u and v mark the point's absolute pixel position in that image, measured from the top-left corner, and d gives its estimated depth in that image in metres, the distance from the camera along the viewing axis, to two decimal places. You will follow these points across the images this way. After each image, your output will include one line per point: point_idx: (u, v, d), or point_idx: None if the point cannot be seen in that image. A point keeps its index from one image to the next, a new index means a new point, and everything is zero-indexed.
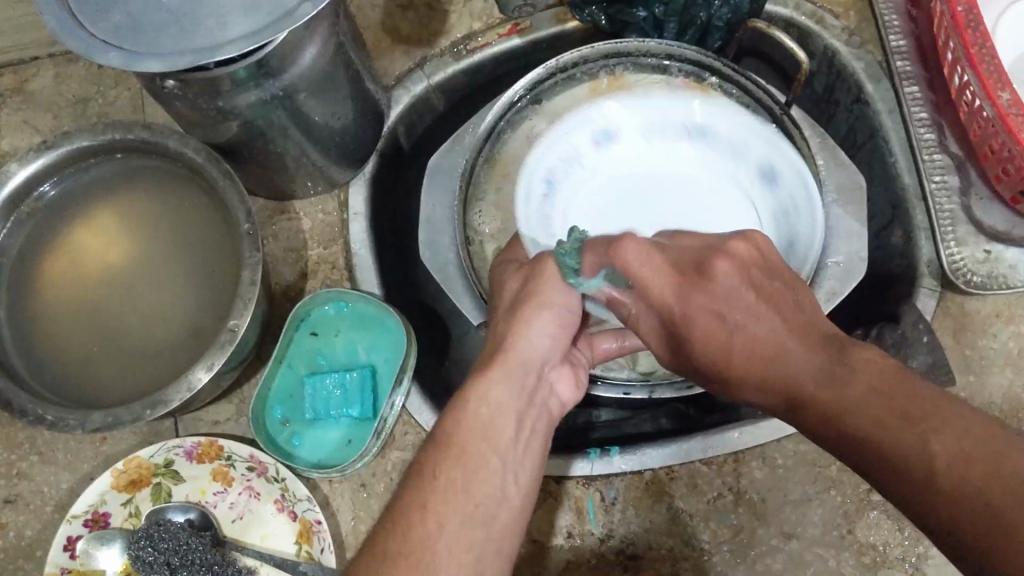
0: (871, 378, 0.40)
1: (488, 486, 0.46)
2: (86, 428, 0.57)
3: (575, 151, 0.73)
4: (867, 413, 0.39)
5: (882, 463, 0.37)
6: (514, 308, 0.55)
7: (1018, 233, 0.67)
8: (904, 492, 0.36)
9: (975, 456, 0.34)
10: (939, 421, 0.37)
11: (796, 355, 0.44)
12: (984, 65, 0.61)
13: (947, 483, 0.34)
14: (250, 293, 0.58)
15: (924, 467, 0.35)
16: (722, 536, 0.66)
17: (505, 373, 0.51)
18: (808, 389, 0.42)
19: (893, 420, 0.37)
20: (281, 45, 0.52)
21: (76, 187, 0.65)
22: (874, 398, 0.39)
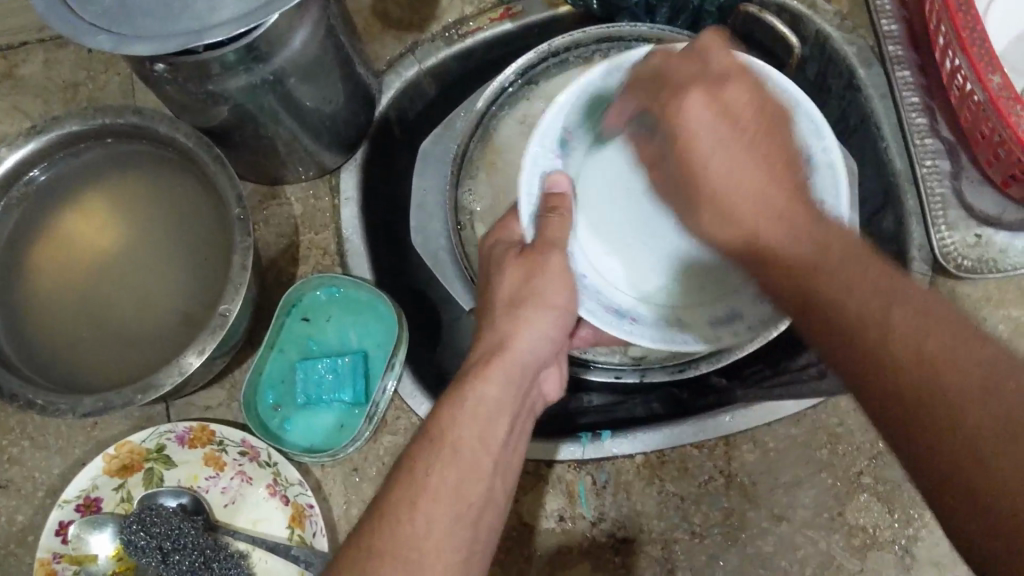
0: (847, 251, 0.44)
1: (476, 486, 0.47)
2: (77, 413, 0.57)
3: (603, 101, 0.61)
4: (835, 278, 0.42)
5: (832, 324, 0.42)
6: (510, 305, 0.55)
7: (1008, 217, 0.67)
8: (860, 364, 0.40)
9: (937, 337, 0.38)
10: (890, 291, 0.41)
11: (781, 211, 0.46)
12: (974, 49, 0.60)
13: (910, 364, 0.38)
14: (241, 278, 0.58)
15: (874, 331, 0.39)
16: (713, 519, 0.66)
17: (503, 369, 0.51)
18: (780, 236, 0.46)
19: (859, 290, 0.41)
20: (271, 29, 0.51)
21: (66, 171, 0.65)
22: (856, 285, 0.42)
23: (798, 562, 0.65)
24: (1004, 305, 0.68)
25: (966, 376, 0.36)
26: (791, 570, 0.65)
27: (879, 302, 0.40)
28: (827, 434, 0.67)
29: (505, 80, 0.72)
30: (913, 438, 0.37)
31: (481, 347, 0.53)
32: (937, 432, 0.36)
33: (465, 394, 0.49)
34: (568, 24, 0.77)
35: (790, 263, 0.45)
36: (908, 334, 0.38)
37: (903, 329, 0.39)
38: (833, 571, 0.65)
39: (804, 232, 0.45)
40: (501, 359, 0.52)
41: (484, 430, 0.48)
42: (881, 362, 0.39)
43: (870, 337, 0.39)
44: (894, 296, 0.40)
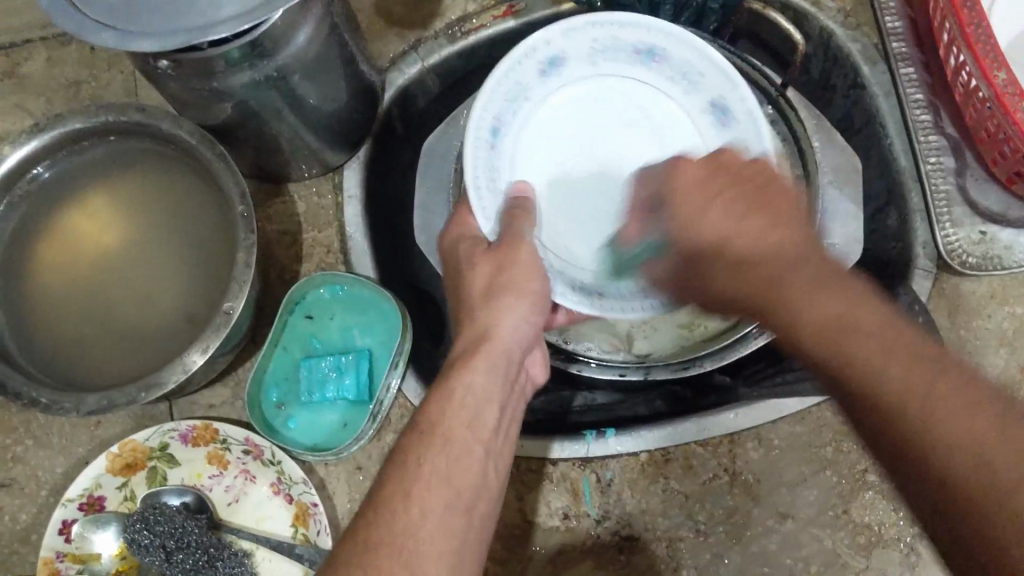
0: (870, 307, 0.43)
1: (467, 475, 0.46)
2: (81, 411, 0.57)
3: (517, 87, 0.65)
4: (867, 339, 0.41)
5: (857, 383, 0.41)
6: (485, 296, 0.55)
7: (1013, 213, 0.67)
8: (901, 437, 0.39)
9: (977, 417, 0.37)
10: (915, 350, 0.40)
11: (806, 266, 0.46)
12: (979, 44, 0.60)
13: (950, 438, 0.37)
14: (245, 276, 0.58)
15: (911, 401, 0.38)
16: (717, 517, 0.66)
17: (488, 360, 0.51)
18: (802, 295, 0.45)
19: (895, 359, 0.40)
20: (275, 25, 0.51)
21: (68, 169, 0.65)
22: (868, 338, 0.41)
23: (802, 560, 0.65)
24: (1009, 302, 0.68)
25: (999, 442, 0.36)
26: (796, 568, 0.65)
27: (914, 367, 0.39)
28: (832, 432, 0.67)
29: None
30: (927, 490, 0.38)
31: (466, 339, 0.53)
32: (966, 492, 0.36)
33: (450, 385, 0.49)
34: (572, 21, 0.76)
35: (817, 323, 0.43)
36: (939, 414, 0.38)
37: (942, 402, 0.38)
38: (837, 569, 0.65)
39: (829, 293, 0.44)
40: (485, 350, 0.52)
41: (488, 426, 0.48)
42: (914, 440, 0.38)
43: (908, 406, 0.38)
44: (928, 367, 0.39)
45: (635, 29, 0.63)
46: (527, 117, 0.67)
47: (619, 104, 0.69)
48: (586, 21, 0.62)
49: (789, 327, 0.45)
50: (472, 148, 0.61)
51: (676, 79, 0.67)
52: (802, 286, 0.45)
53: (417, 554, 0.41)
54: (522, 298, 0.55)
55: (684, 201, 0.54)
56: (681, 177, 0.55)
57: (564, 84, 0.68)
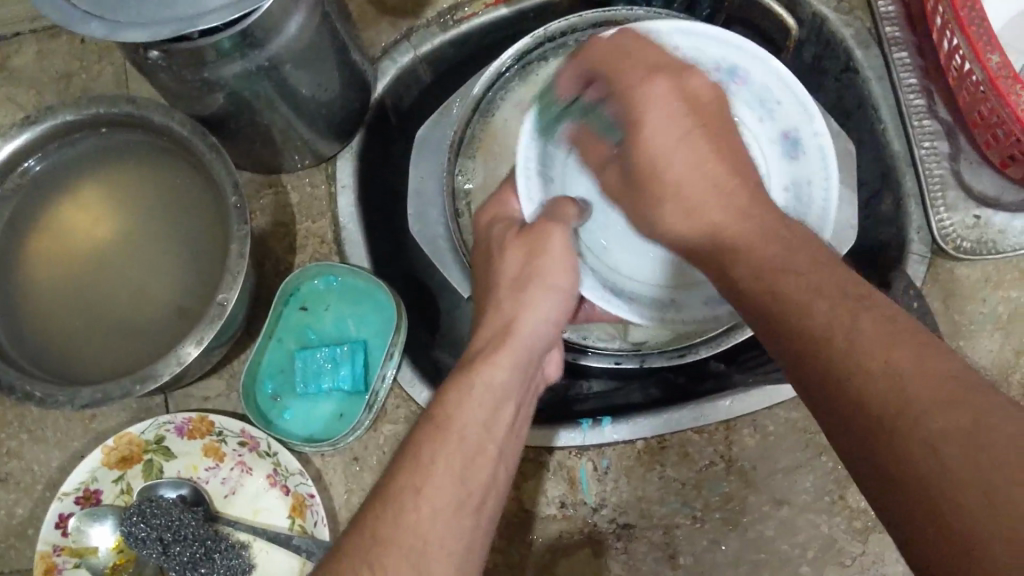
0: (811, 255, 0.42)
1: (482, 473, 0.46)
2: (75, 405, 0.57)
3: None
4: (807, 284, 0.40)
5: (792, 319, 0.39)
6: (513, 285, 0.55)
7: (1007, 197, 0.67)
8: (819, 362, 0.37)
9: (899, 339, 0.35)
10: (851, 290, 0.39)
11: (752, 225, 0.46)
12: (973, 28, 0.60)
13: (868, 355, 0.35)
14: (239, 266, 0.57)
15: (864, 347, 0.35)
16: (713, 503, 0.66)
17: (511, 350, 0.52)
18: (753, 249, 0.44)
19: (824, 293, 0.39)
20: (265, 14, 0.51)
21: (60, 162, 0.64)
22: (811, 273, 0.40)
23: (799, 546, 0.65)
24: (1003, 287, 0.68)
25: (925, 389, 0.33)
26: (792, 554, 0.65)
27: (845, 308, 0.37)
28: None
29: (501, 64, 0.72)
30: (839, 413, 0.35)
31: (491, 326, 0.54)
32: (878, 422, 0.33)
33: (471, 380, 0.49)
34: (564, 9, 0.76)
35: (756, 271, 0.42)
36: (870, 336, 0.35)
37: (870, 336, 0.35)
38: (834, 554, 0.65)
39: (775, 243, 0.44)
40: (511, 341, 0.53)
41: (485, 412, 0.48)
42: (832, 358, 0.36)
43: (834, 342, 0.36)
44: (863, 302, 0.38)
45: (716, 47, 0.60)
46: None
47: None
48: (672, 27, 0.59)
49: (734, 271, 0.44)
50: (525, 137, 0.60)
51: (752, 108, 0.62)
52: (750, 234, 0.45)
53: (429, 556, 0.41)
54: (550, 292, 0.55)
55: (659, 130, 0.49)
56: (655, 100, 0.49)
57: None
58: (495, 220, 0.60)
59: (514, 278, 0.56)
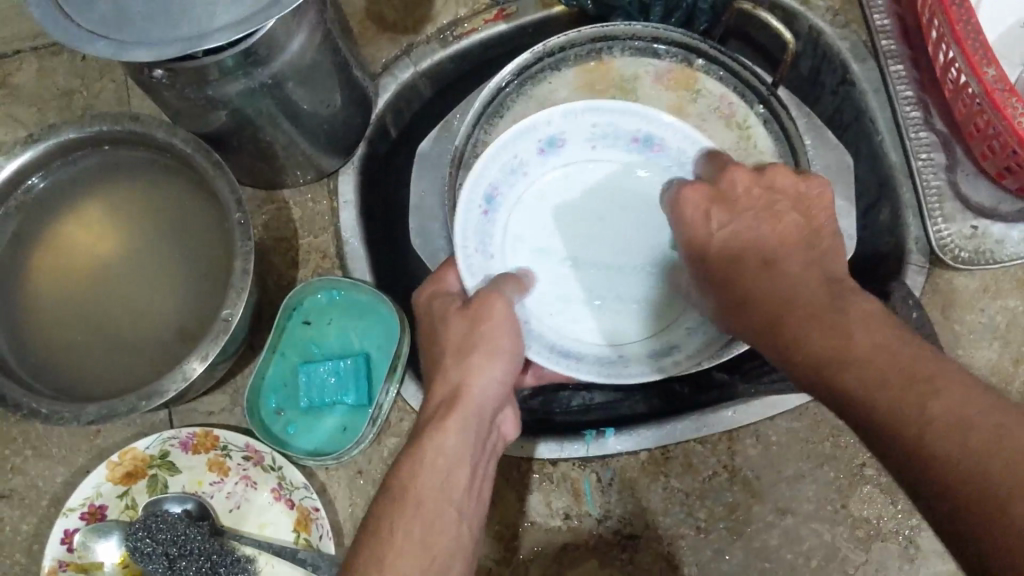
0: (870, 325, 0.41)
1: (443, 540, 0.48)
2: (82, 422, 0.57)
3: (516, 159, 0.63)
4: (867, 371, 0.39)
5: (866, 411, 0.38)
6: (458, 351, 0.55)
7: (1004, 208, 0.67)
8: (899, 454, 0.36)
9: (967, 419, 0.35)
10: (919, 367, 0.38)
11: (810, 306, 0.45)
12: (969, 42, 0.60)
13: (939, 448, 0.34)
14: (243, 283, 0.58)
15: (931, 433, 0.35)
16: (717, 513, 0.67)
17: (461, 415, 0.52)
18: (802, 339, 0.43)
19: (891, 379, 0.38)
20: (269, 33, 0.51)
21: (62, 180, 0.65)
22: (875, 360, 0.39)
23: (803, 554, 0.66)
24: (1002, 296, 0.68)
25: (1000, 466, 0.33)
26: (796, 563, 0.66)
27: (917, 392, 0.36)
28: (830, 427, 0.67)
29: (501, 80, 0.72)
30: (930, 506, 0.35)
31: (439, 395, 0.54)
32: (977, 509, 0.32)
33: (421, 448, 0.50)
34: (561, 24, 0.77)
35: (820, 353, 0.42)
36: (944, 422, 0.35)
37: (943, 412, 0.35)
38: (837, 563, 0.65)
39: (827, 327, 0.42)
40: (458, 409, 0.53)
41: (451, 481, 0.50)
42: (906, 447, 0.36)
43: (907, 432, 0.36)
44: (930, 382, 0.37)
45: (633, 116, 0.61)
46: (521, 192, 0.65)
47: (604, 195, 0.65)
48: (587, 106, 0.60)
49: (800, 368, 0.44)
50: (465, 203, 0.60)
51: (674, 172, 0.63)
52: (804, 321, 0.44)
53: None
54: (494, 354, 0.55)
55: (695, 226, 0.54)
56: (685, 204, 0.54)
57: (561, 165, 0.64)
58: (436, 296, 0.60)
59: (459, 342, 0.56)
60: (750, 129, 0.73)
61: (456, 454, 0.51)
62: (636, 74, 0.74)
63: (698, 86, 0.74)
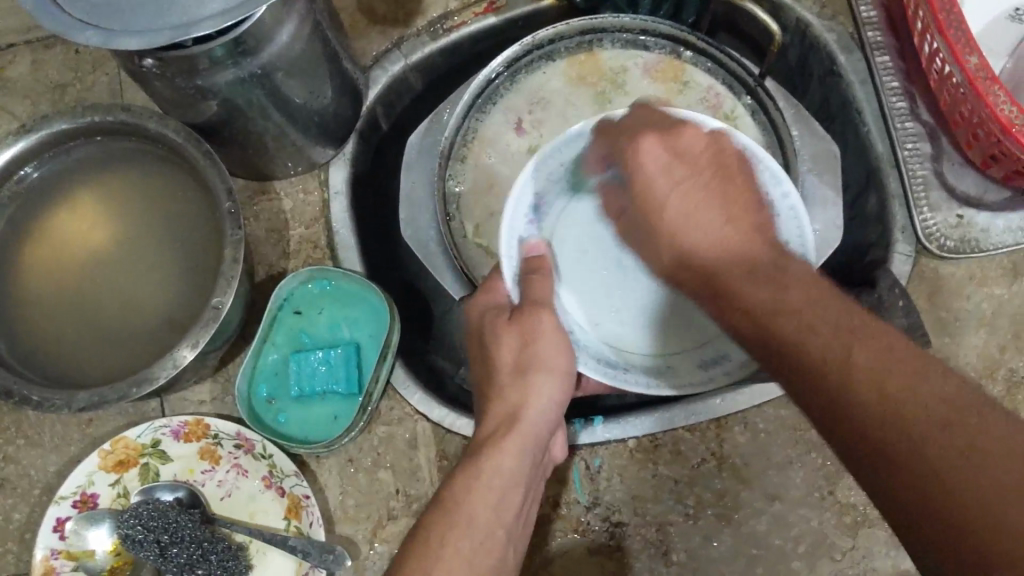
0: (805, 287, 0.44)
1: (488, 557, 0.48)
2: (72, 408, 0.57)
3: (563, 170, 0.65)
4: (804, 322, 0.42)
5: (803, 372, 0.41)
6: (514, 373, 0.55)
7: (989, 197, 0.68)
8: (833, 408, 0.39)
9: (895, 370, 0.38)
10: (847, 322, 0.41)
11: (746, 264, 0.47)
12: (951, 31, 0.61)
13: (871, 397, 0.38)
14: (233, 270, 0.58)
15: (864, 382, 0.38)
16: (705, 500, 0.67)
17: (519, 437, 0.52)
18: (749, 290, 0.46)
19: (823, 335, 0.41)
20: (259, 23, 0.52)
21: (57, 170, 0.66)
22: (805, 313, 0.42)
23: (791, 540, 0.66)
24: (988, 284, 0.68)
25: (925, 412, 0.36)
26: (784, 549, 0.66)
27: (844, 341, 0.40)
28: None
29: (491, 71, 0.73)
30: (865, 459, 0.38)
31: (494, 415, 0.54)
32: (905, 464, 0.36)
33: (478, 467, 0.51)
34: (552, 17, 0.77)
35: (755, 308, 0.45)
36: (875, 376, 0.38)
37: (872, 367, 0.38)
38: (824, 549, 0.66)
39: (774, 286, 0.45)
40: (518, 430, 0.53)
41: (504, 503, 0.50)
42: (842, 398, 0.39)
43: (842, 387, 0.39)
44: (862, 336, 0.40)
45: None
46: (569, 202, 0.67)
47: None
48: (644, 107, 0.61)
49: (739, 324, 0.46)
50: (514, 209, 0.62)
51: None
52: (744, 279, 0.47)
53: None
54: (550, 374, 0.55)
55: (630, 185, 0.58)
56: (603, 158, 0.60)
57: None
58: (489, 309, 0.58)
59: (515, 362, 0.55)
60: (736, 117, 0.73)
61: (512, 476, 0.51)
62: (625, 66, 0.74)
63: (686, 78, 0.74)
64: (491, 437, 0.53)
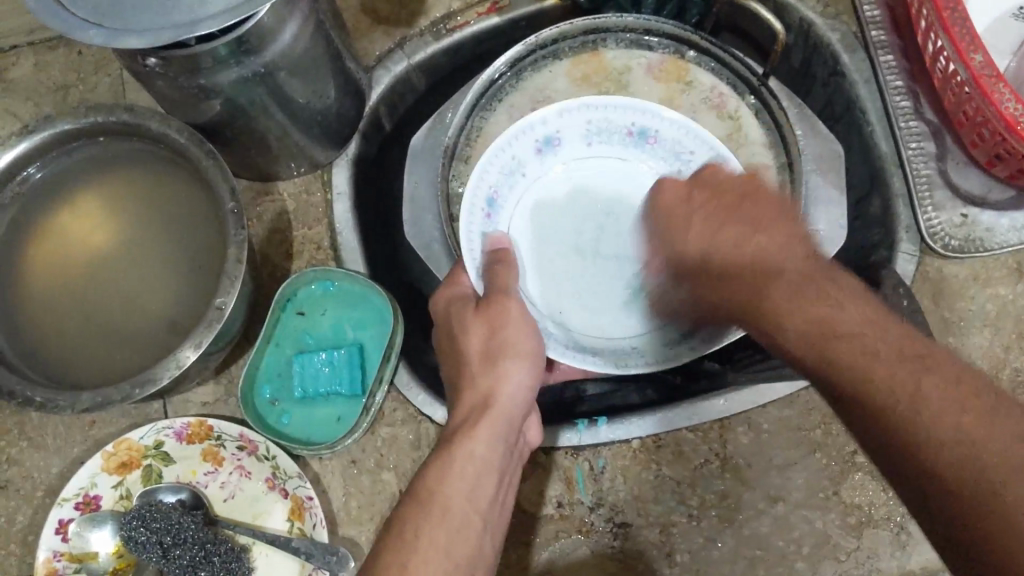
0: (855, 302, 0.45)
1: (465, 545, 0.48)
2: (76, 409, 0.57)
3: (515, 161, 0.69)
4: (858, 344, 0.43)
5: (858, 392, 0.41)
6: (485, 358, 0.56)
7: (994, 196, 0.68)
8: (888, 437, 0.40)
9: (961, 403, 0.39)
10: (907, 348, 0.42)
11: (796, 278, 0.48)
12: (956, 29, 0.61)
13: (930, 429, 0.38)
14: (236, 271, 0.58)
15: (926, 415, 0.39)
16: (709, 501, 0.67)
17: (491, 422, 0.53)
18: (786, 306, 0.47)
19: (882, 357, 0.42)
20: (262, 22, 0.52)
21: (59, 171, 0.65)
22: (862, 336, 0.43)
23: (795, 541, 0.66)
24: (993, 284, 0.68)
25: (989, 445, 0.37)
26: (788, 550, 0.66)
27: (906, 368, 0.41)
28: (820, 415, 0.68)
29: (494, 71, 0.73)
30: (915, 486, 0.39)
31: (466, 404, 0.55)
32: (941, 487, 0.37)
33: (450, 452, 0.52)
34: (554, 17, 0.77)
35: (803, 325, 0.46)
36: (937, 412, 0.38)
37: (937, 405, 0.39)
38: (829, 550, 0.65)
39: (809, 299, 0.47)
40: (489, 414, 0.54)
41: (479, 489, 0.51)
42: (899, 421, 0.39)
43: (900, 413, 0.39)
44: (922, 365, 0.41)
45: (622, 113, 0.68)
46: (522, 192, 0.70)
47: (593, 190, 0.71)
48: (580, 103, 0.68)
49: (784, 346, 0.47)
50: (468, 207, 0.65)
51: (668, 160, 0.70)
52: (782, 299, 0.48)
53: None
54: (520, 358, 0.56)
55: (678, 213, 0.57)
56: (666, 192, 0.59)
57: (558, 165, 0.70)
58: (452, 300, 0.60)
59: (484, 350, 0.56)
60: (740, 118, 0.73)
61: (484, 461, 0.52)
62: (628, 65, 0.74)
63: (690, 77, 0.74)
64: (468, 423, 0.54)
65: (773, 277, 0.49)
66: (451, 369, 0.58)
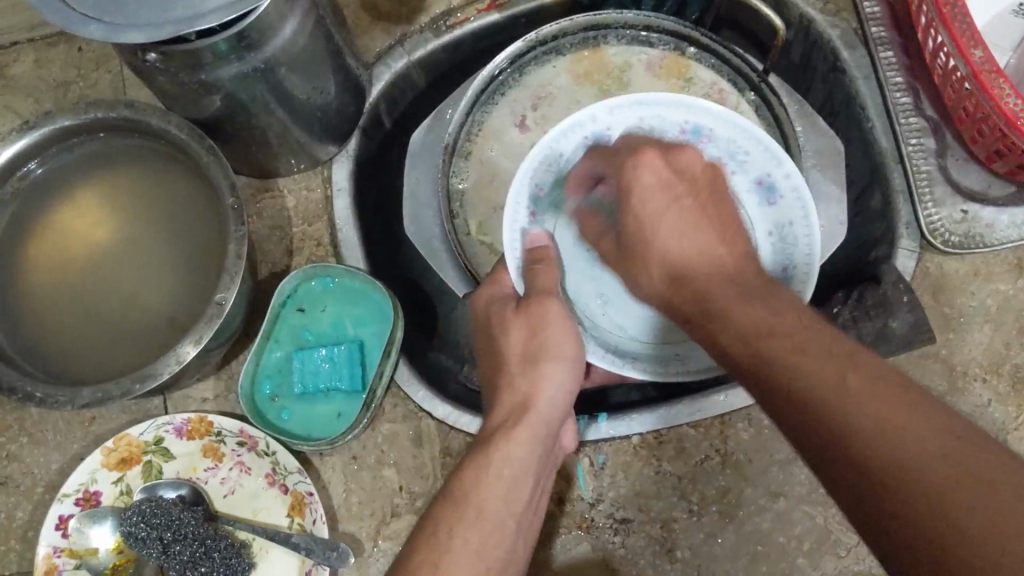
0: (793, 307, 0.44)
1: (497, 548, 0.48)
2: (76, 405, 0.57)
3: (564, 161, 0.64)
4: (795, 348, 0.41)
5: (788, 396, 0.40)
6: (524, 362, 0.55)
7: (993, 192, 0.68)
8: (823, 436, 0.38)
9: (900, 404, 0.37)
10: (842, 350, 0.40)
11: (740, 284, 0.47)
12: (956, 24, 0.61)
13: (864, 421, 0.36)
14: (236, 266, 0.58)
15: (865, 411, 0.37)
16: (710, 497, 0.67)
17: (529, 427, 0.53)
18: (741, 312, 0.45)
19: (817, 355, 0.40)
20: (262, 17, 0.52)
21: (60, 167, 0.65)
22: (802, 338, 0.41)
23: (795, 538, 0.66)
24: (994, 280, 0.68)
25: (925, 444, 0.35)
26: (789, 547, 0.66)
27: (837, 367, 0.39)
28: None
29: (495, 67, 0.73)
30: (853, 484, 0.36)
31: (505, 404, 0.54)
32: (885, 487, 0.35)
33: (489, 456, 0.51)
34: (555, 14, 0.77)
35: (744, 332, 0.44)
36: (878, 414, 0.36)
37: (876, 408, 0.36)
38: (830, 545, 0.65)
39: (762, 302, 0.45)
40: (526, 420, 0.53)
41: (513, 494, 0.50)
42: (834, 416, 0.37)
43: (836, 411, 0.37)
44: (859, 367, 0.39)
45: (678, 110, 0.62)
46: None
47: None
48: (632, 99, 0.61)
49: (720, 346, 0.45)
50: (512, 207, 0.63)
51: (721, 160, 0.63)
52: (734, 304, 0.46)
53: None
54: (559, 361, 0.55)
55: (653, 201, 0.52)
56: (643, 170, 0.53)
57: None
58: (494, 300, 0.59)
59: (524, 351, 0.56)
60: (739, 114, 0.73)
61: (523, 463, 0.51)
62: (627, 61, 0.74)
63: (690, 74, 0.74)
64: (504, 425, 0.53)
65: (717, 287, 0.47)
66: (489, 370, 0.57)
